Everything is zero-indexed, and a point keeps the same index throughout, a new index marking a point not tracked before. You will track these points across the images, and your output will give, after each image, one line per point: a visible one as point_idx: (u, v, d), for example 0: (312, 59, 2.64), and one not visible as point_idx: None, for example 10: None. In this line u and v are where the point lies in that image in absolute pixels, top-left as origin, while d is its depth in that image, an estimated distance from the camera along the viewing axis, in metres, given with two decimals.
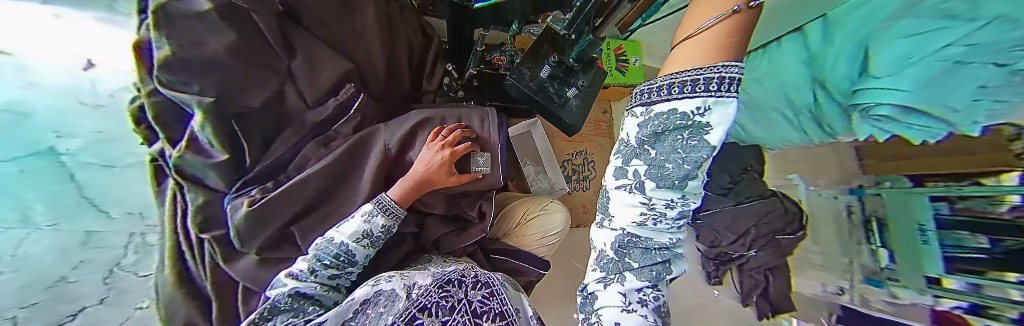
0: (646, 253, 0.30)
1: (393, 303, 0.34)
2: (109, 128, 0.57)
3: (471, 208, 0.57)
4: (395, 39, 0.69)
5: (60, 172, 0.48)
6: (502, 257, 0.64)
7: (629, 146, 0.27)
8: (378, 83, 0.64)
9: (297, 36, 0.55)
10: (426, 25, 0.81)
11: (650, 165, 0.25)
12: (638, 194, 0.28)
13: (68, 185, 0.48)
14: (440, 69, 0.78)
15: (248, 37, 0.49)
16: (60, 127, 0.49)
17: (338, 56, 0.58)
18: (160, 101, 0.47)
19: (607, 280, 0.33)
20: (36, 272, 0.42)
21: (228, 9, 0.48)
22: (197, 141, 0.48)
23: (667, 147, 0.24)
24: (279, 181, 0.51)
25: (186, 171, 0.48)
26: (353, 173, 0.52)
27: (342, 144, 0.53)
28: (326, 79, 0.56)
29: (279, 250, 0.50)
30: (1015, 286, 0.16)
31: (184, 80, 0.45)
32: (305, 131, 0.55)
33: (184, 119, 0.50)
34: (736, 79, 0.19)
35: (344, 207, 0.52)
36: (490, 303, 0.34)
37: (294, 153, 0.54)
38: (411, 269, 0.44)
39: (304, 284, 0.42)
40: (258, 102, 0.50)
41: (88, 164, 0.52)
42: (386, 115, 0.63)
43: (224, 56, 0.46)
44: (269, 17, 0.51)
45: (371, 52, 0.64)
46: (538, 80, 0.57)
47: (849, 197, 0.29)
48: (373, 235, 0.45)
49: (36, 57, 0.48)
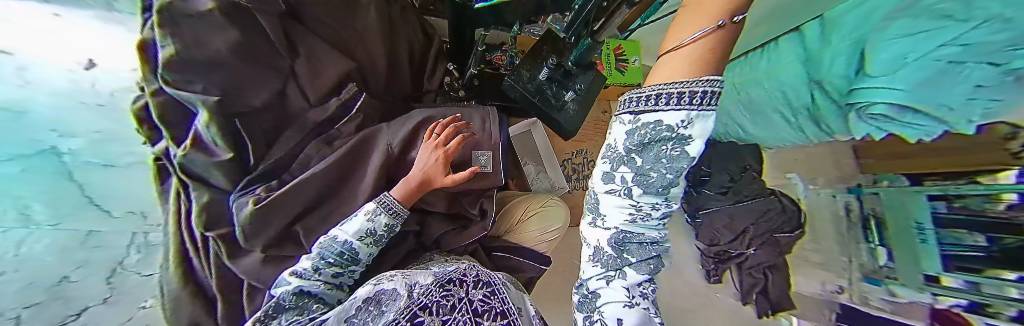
0: (644, 251, 0.31)
1: (392, 303, 0.33)
2: (108, 128, 0.57)
3: (472, 206, 0.57)
4: (396, 39, 0.69)
5: (59, 170, 0.48)
6: (502, 254, 0.64)
7: (616, 153, 0.28)
8: (379, 81, 0.65)
9: (299, 36, 0.56)
10: (427, 24, 0.81)
11: (637, 173, 0.27)
12: (627, 197, 0.29)
13: (66, 183, 0.49)
14: (441, 68, 0.78)
15: (251, 37, 0.50)
16: (59, 127, 0.49)
17: (339, 55, 0.58)
18: (165, 101, 0.48)
19: (608, 276, 0.33)
20: (37, 272, 0.41)
21: (232, 9, 0.48)
22: (201, 140, 0.48)
23: (652, 157, 0.25)
24: (284, 180, 0.51)
25: (191, 170, 0.49)
26: (356, 172, 0.52)
27: (343, 143, 0.53)
28: (327, 78, 0.56)
29: (283, 249, 0.50)
30: (1011, 283, 0.14)
31: (189, 78, 0.45)
32: (307, 130, 0.55)
33: (188, 119, 0.50)
34: (712, 96, 0.21)
35: (346, 206, 0.52)
36: (491, 303, 0.34)
37: (296, 153, 0.54)
38: (412, 268, 0.44)
39: (308, 283, 0.43)
40: (260, 101, 0.50)
41: (89, 163, 0.52)
42: (386, 115, 0.62)
43: (227, 56, 0.47)
44: (272, 17, 0.52)
45: (372, 51, 0.64)
46: (536, 82, 0.59)
47: (845, 195, 0.27)
48: (375, 234, 0.45)
49: (38, 56, 0.48)
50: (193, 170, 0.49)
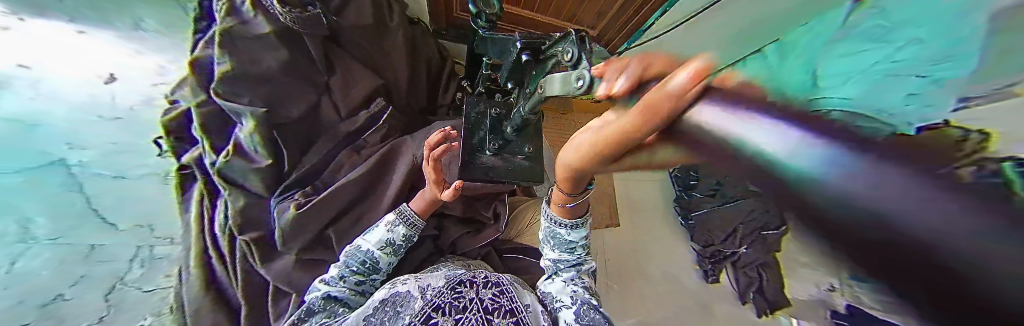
0: (571, 260, 0.42)
1: (408, 305, 0.35)
2: (125, 139, 0.60)
3: (486, 210, 0.60)
4: (417, 61, 0.75)
5: (68, 182, 0.52)
6: (515, 255, 0.64)
7: (545, 232, 0.42)
8: (402, 95, 0.68)
9: (336, 56, 0.59)
10: (443, 47, 0.88)
11: (554, 248, 0.41)
12: (550, 251, 0.43)
13: (74, 198, 0.52)
14: (454, 86, 0.83)
15: (298, 57, 0.55)
16: (73, 140, 0.54)
17: (370, 72, 0.62)
18: (210, 111, 0.52)
19: (551, 277, 0.43)
20: (35, 289, 0.46)
21: (285, 33, 0.54)
22: (243, 148, 0.51)
23: (559, 245, 0.41)
24: (318, 186, 0.53)
25: (228, 174, 0.51)
26: (386, 179, 0.55)
27: (373, 154, 0.56)
28: (358, 95, 0.59)
29: (314, 252, 0.50)
30: None
31: (237, 91, 0.49)
32: (338, 140, 0.57)
33: (226, 128, 0.53)
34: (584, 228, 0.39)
35: (375, 212, 0.53)
36: (501, 301, 0.36)
37: (328, 160, 0.56)
38: (425, 271, 0.46)
39: (334, 288, 0.42)
40: (298, 112, 0.53)
41: (98, 175, 0.56)
42: (409, 126, 0.65)
43: (277, 72, 0.52)
44: (317, 41, 0.56)
45: (397, 69, 0.68)
46: (477, 114, 0.51)
47: (792, 208, 0.34)
48: (395, 243, 0.46)
49: (62, 71, 0.56)
50: (230, 176, 0.51)
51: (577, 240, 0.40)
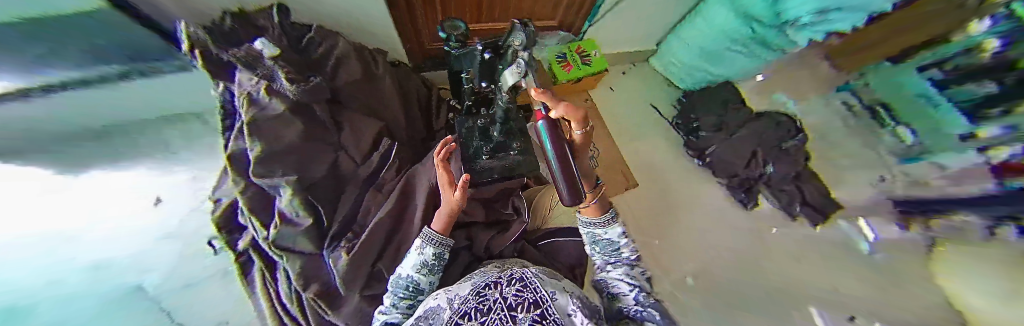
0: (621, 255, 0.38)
1: (437, 317, 0.27)
2: (181, 248, 0.71)
3: (505, 207, 0.65)
4: (408, 97, 0.83)
5: (145, 302, 0.62)
6: (547, 242, 0.67)
7: (587, 238, 0.40)
8: (403, 130, 0.77)
9: (341, 114, 0.66)
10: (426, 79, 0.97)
11: (600, 250, 0.39)
12: (597, 254, 0.40)
13: (156, 311, 0.61)
14: (445, 106, 0.94)
15: (313, 124, 0.59)
16: (140, 266, 0.66)
17: (371, 118, 0.69)
18: (252, 193, 0.56)
19: (606, 280, 0.38)
20: None
21: (297, 106, 0.56)
22: (287, 215, 0.52)
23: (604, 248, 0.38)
24: (357, 228, 0.57)
25: (280, 244, 0.52)
26: (411, 204, 0.59)
27: (394, 186, 0.61)
28: (367, 140, 0.66)
29: (372, 288, 0.53)
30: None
31: (269, 168, 0.50)
32: (362, 183, 0.63)
33: (269, 203, 0.58)
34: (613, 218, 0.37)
35: (409, 235, 0.56)
36: (524, 295, 0.23)
37: (358, 204, 0.61)
38: (461, 282, 0.40)
39: (389, 316, 0.42)
40: (322, 171, 0.57)
41: (167, 287, 0.65)
42: (414, 154, 0.74)
43: (298, 141, 0.55)
44: (322, 105, 0.61)
45: (393, 109, 0.76)
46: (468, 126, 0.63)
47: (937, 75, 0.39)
48: (428, 263, 0.44)
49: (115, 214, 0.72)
50: (282, 244, 0.53)
51: (618, 239, 0.37)
